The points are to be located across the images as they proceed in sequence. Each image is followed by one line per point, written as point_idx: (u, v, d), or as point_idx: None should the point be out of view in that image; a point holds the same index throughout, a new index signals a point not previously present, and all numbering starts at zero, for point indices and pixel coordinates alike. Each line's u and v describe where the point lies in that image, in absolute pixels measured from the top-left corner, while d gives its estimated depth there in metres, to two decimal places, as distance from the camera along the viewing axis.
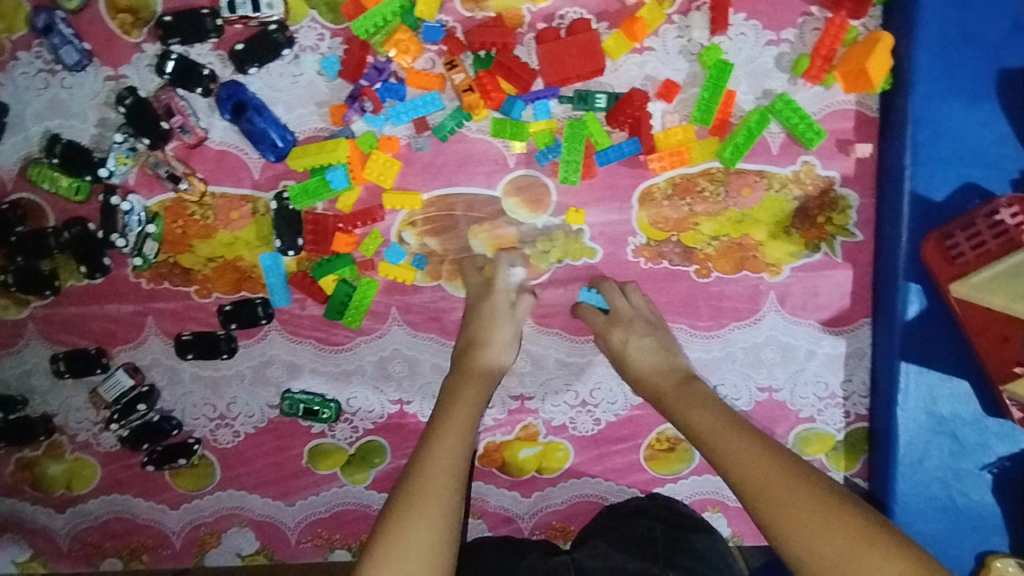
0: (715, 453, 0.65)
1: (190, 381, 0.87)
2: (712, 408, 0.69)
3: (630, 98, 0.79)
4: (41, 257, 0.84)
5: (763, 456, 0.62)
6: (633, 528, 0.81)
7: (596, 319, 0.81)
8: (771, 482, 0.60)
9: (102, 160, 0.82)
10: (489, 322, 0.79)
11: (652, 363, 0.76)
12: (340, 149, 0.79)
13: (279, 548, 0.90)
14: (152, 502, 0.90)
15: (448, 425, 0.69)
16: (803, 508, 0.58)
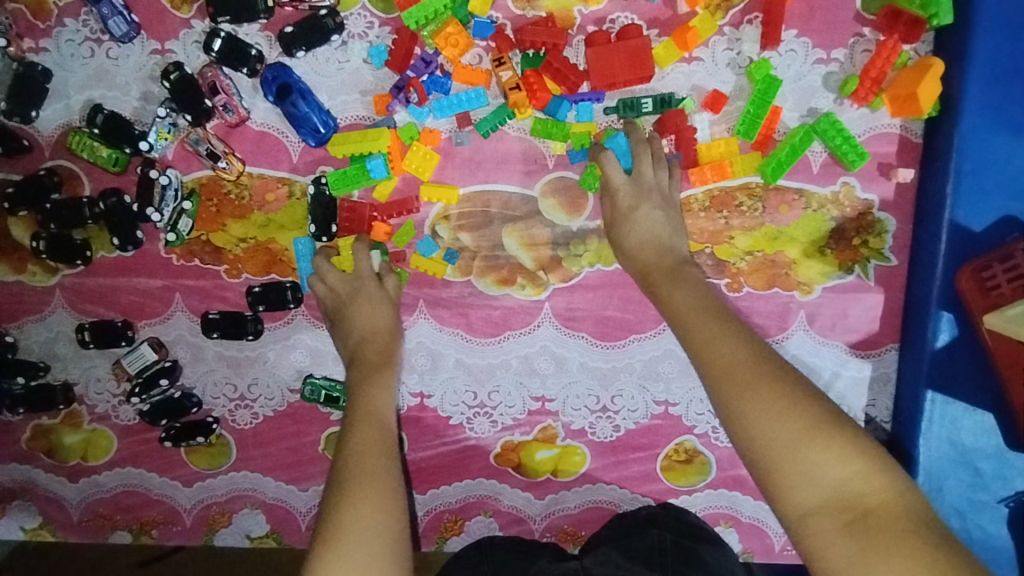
0: (689, 336, 0.66)
1: (212, 360, 0.87)
2: (695, 293, 0.70)
3: (672, 113, 0.79)
4: (74, 226, 0.84)
5: (739, 343, 0.63)
6: (644, 536, 0.80)
7: (617, 176, 0.77)
8: (740, 367, 0.61)
9: (143, 133, 0.82)
10: (370, 312, 0.80)
11: (649, 238, 0.76)
12: (382, 138, 0.80)
13: (288, 532, 0.90)
14: (166, 478, 0.89)
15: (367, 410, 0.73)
16: (765, 393, 0.59)
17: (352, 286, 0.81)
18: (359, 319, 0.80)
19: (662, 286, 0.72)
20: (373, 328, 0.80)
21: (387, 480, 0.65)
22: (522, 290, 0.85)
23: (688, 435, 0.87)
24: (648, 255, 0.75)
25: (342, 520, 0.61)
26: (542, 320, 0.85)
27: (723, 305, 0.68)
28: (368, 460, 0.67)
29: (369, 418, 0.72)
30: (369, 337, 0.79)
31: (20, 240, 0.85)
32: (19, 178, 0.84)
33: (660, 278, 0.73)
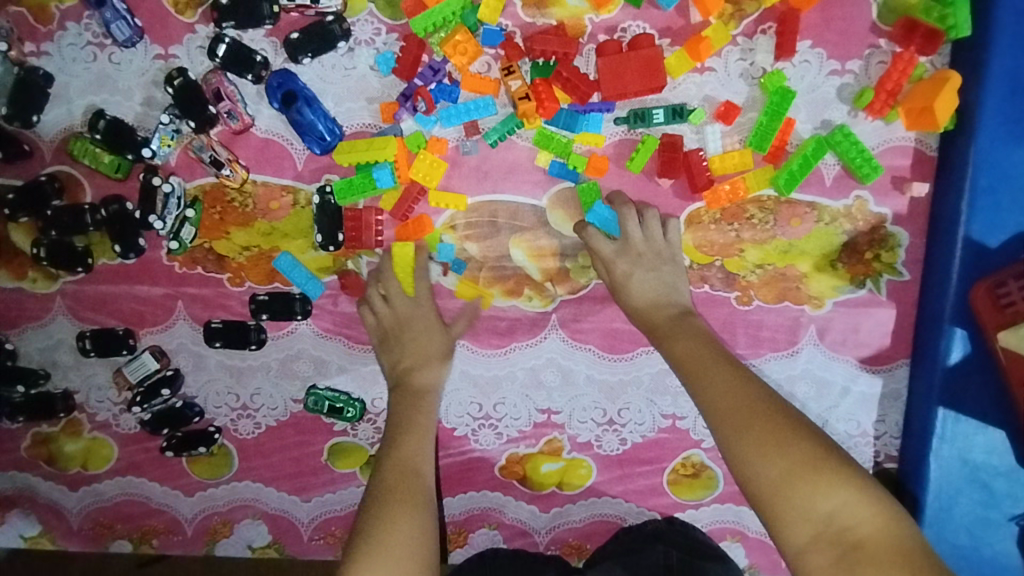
0: (690, 376, 0.67)
1: (215, 369, 0.86)
2: (697, 339, 0.71)
3: (671, 143, 0.78)
4: (75, 233, 0.83)
5: (737, 385, 0.64)
6: (649, 553, 0.79)
7: (604, 245, 0.78)
8: (736, 405, 0.62)
9: (146, 139, 0.80)
10: (422, 338, 0.81)
11: (649, 294, 0.77)
12: (389, 148, 0.78)
13: (290, 543, 0.89)
14: (167, 487, 0.88)
15: (406, 432, 0.74)
16: (759, 428, 0.59)
17: (417, 308, 0.82)
18: (412, 343, 0.81)
19: (665, 331, 0.73)
20: (428, 353, 0.81)
21: (420, 500, 0.66)
22: (529, 303, 0.84)
23: (696, 449, 0.86)
24: (648, 300, 0.76)
25: (381, 530, 0.62)
26: (548, 332, 0.84)
27: (723, 350, 0.69)
28: (404, 479, 0.68)
29: (409, 438, 0.74)
30: (427, 363, 0.81)
31: (21, 246, 0.84)
32: (20, 183, 0.83)
33: (663, 323, 0.74)
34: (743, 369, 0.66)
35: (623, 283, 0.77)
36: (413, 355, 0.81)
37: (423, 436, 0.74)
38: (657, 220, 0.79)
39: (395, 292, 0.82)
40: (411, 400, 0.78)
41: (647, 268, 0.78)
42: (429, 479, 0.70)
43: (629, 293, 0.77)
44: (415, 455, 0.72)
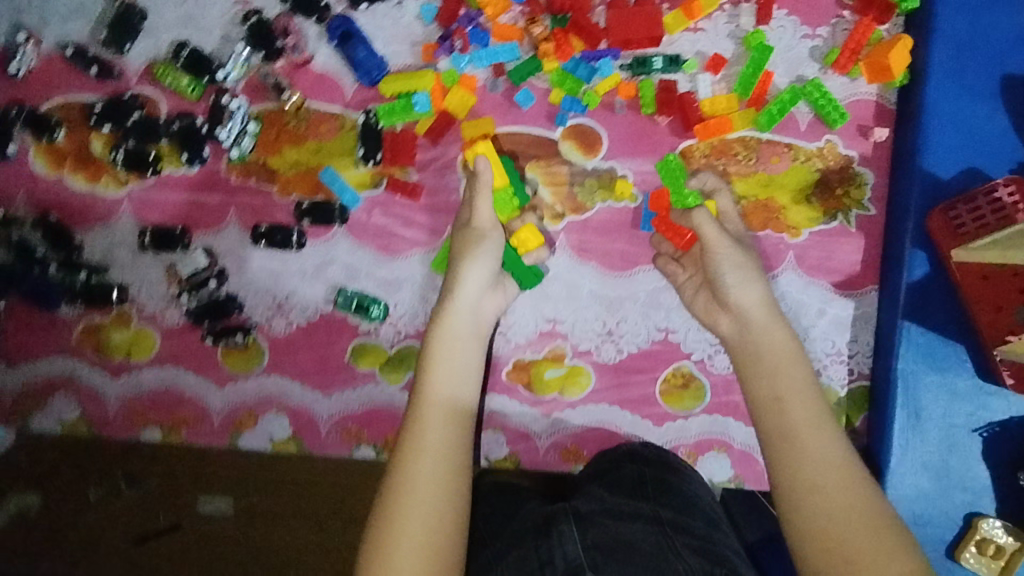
0: (781, 434, 0.74)
1: (257, 270, 0.96)
2: (779, 392, 0.77)
3: (667, 87, 0.93)
4: (150, 141, 0.95)
5: (810, 455, 0.72)
6: (623, 469, 0.88)
7: (725, 199, 0.89)
8: (830, 483, 0.70)
9: (220, 65, 0.94)
10: (459, 241, 0.88)
11: (748, 300, 0.83)
12: (426, 79, 0.93)
13: (308, 437, 0.96)
14: (202, 378, 0.96)
15: (427, 402, 0.78)
16: (850, 503, 0.69)
17: (464, 257, 0.86)
18: (459, 245, 0.87)
19: (759, 364, 0.79)
20: (461, 248, 0.86)
21: (429, 485, 0.72)
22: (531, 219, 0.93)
23: (686, 360, 0.95)
24: (753, 322, 0.82)
25: (392, 515, 0.71)
26: (556, 249, 0.95)
27: (806, 409, 0.75)
28: (425, 457, 0.74)
29: (441, 421, 0.77)
30: (460, 333, 0.82)
31: (98, 154, 0.96)
32: (105, 99, 0.95)
33: (767, 359, 0.79)
34: (844, 439, 0.74)
35: (732, 288, 0.83)
36: (448, 313, 0.83)
37: (460, 420, 0.77)
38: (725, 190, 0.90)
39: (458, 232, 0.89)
40: (438, 370, 0.80)
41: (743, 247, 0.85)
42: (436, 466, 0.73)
43: (735, 293, 0.83)
44: (450, 447, 0.75)
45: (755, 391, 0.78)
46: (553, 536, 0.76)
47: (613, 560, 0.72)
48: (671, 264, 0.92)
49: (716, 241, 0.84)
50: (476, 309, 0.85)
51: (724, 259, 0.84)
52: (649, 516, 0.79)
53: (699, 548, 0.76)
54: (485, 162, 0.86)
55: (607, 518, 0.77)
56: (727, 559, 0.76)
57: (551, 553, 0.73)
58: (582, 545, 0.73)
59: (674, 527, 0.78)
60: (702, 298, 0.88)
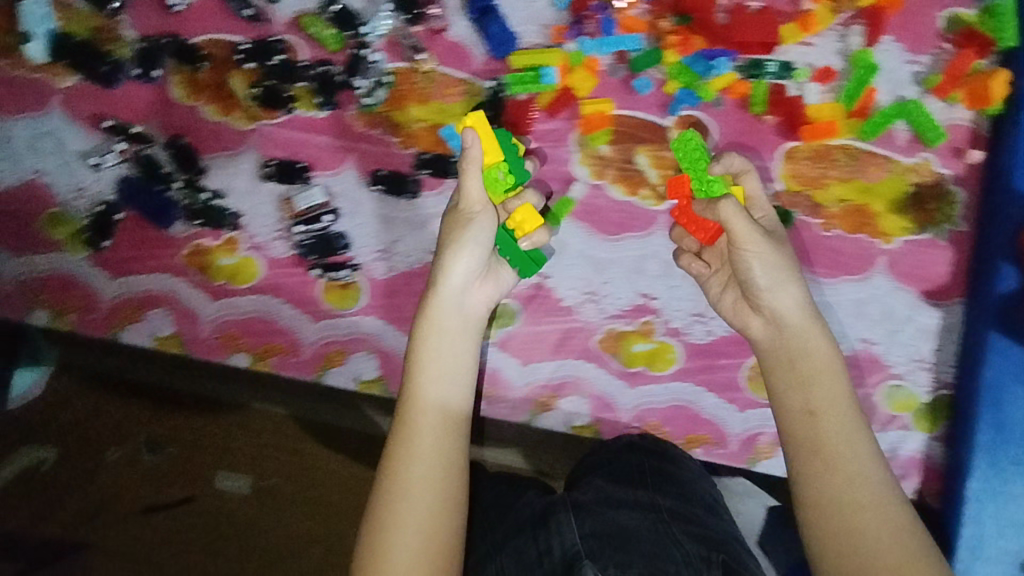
0: (813, 454, 0.80)
1: (367, 214, 0.99)
2: (796, 409, 0.83)
3: (779, 90, 0.99)
4: (287, 82, 1.00)
5: (818, 479, 0.79)
6: (626, 460, 0.94)
7: (752, 180, 0.91)
8: (851, 508, 0.77)
9: (365, 22, 1.00)
10: (456, 221, 0.91)
11: (789, 303, 0.84)
12: (555, 56, 0.97)
13: (393, 380, 1.00)
14: (298, 311, 1.00)
15: (417, 399, 0.87)
16: (880, 528, 0.76)
17: (450, 245, 0.90)
18: (457, 222, 0.90)
19: (800, 371, 0.84)
20: (462, 227, 0.89)
21: (421, 476, 0.82)
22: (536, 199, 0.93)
23: None
24: (787, 325, 0.85)
25: (391, 505, 0.80)
26: (655, 228, 0.98)
27: (824, 427, 0.81)
28: (416, 453, 0.83)
29: (424, 424, 0.85)
30: (443, 332, 0.89)
31: (235, 90, 1.00)
32: (250, 40, 1.00)
33: (806, 370, 0.83)
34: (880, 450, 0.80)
35: (765, 292, 0.84)
36: (431, 308, 0.89)
37: (448, 421, 0.86)
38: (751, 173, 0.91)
39: (449, 215, 0.92)
40: (427, 368, 0.88)
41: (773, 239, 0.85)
42: (418, 459, 0.83)
43: (764, 299, 0.85)
44: (438, 448, 0.84)
45: (791, 406, 0.83)
46: (550, 525, 0.84)
47: (610, 542, 0.79)
48: (696, 261, 0.93)
49: (745, 237, 0.82)
50: (461, 300, 0.91)
51: (753, 254, 0.83)
52: (645, 504, 0.86)
53: (694, 532, 0.82)
54: (472, 136, 0.86)
55: (606, 507, 0.84)
56: (723, 543, 0.82)
57: (551, 542, 0.81)
58: (580, 533, 0.80)
59: (672, 514, 0.84)
60: (731, 297, 0.90)
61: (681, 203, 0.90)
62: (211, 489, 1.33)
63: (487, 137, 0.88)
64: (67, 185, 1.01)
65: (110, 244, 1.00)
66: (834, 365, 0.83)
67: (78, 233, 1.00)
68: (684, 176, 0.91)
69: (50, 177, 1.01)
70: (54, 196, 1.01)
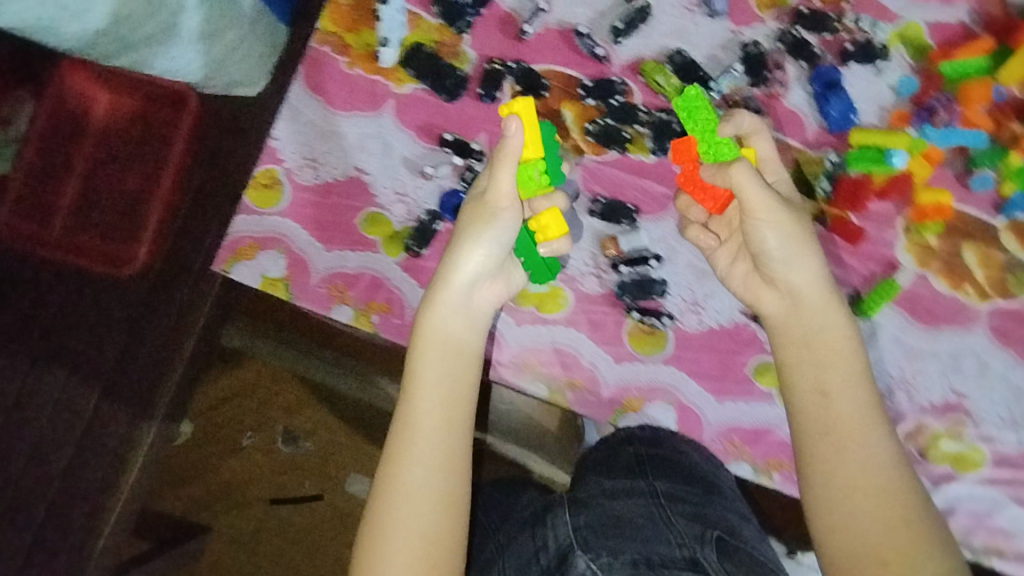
0: (825, 432, 0.76)
1: (682, 265, 0.98)
2: (808, 401, 0.79)
3: None
4: (625, 124, 1.01)
5: (840, 470, 0.75)
6: (620, 454, 0.90)
7: (767, 147, 0.88)
8: (873, 496, 0.73)
9: (711, 78, 1.02)
10: (476, 205, 0.86)
11: (808, 278, 0.82)
12: (898, 138, 0.96)
13: (690, 438, 0.96)
14: (601, 349, 0.98)
15: (416, 373, 0.81)
16: (884, 518, 0.72)
17: (467, 237, 0.84)
18: (473, 207, 0.86)
19: (817, 352, 0.80)
20: (483, 205, 0.84)
21: (417, 453, 0.77)
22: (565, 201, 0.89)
23: None
24: (805, 303, 0.82)
25: (386, 491, 0.75)
26: (976, 326, 0.96)
27: (842, 418, 0.76)
28: (411, 438, 0.77)
29: (426, 420, 0.78)
30: (446, 329, 0.83)
31: (568, 122, 1.02)
32: (590, 79, 1.03)
33: (822, 348, 0.80)
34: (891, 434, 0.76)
35: (785, 277, 0.82)
36: (436, 304, 0.83)
37: (448, 416, 0.79)
38: (767, 137, 0.88)
39: (472, 206, 0.87)
40: (427, 339, 0.82)
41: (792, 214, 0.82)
42: (418, 438, 0.77)
43: (789, 280, 0.82)
44: (435, 427, 0.78)
45: (803, 384, 0.79)
46: (550, 521, 0.82)
47: (606, 533, 0.78)
48: (705, 234, 0.91)
49: (760, 207, 0.80)
50: (468, 297, 0.85)
51: (767, 223, 0.81)
52: (646, 490, 0.83)
53: (695, 514, 0.80)
54: (515, 126, 0.79)
55: (603, 497, 0.82)
56: (719, 519, 0.81)
57: (547, 538, 0.79)
58: (573, 526, 0.79)
59: (671, 497, 0.82)
60: (741, 272, 0.88)
61: (688, 167, 0.87)
62: (345, 492, 1.34)
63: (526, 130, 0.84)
64: (389, 188, 1.03)
65: (425, 252, 1.00)
66: (851, 347, 0.80)
67: (396, 237, 1.01)
68: (692, 140, 0.86)
69: (373, 175, 1.03)
70: (375, 196, 1.03)
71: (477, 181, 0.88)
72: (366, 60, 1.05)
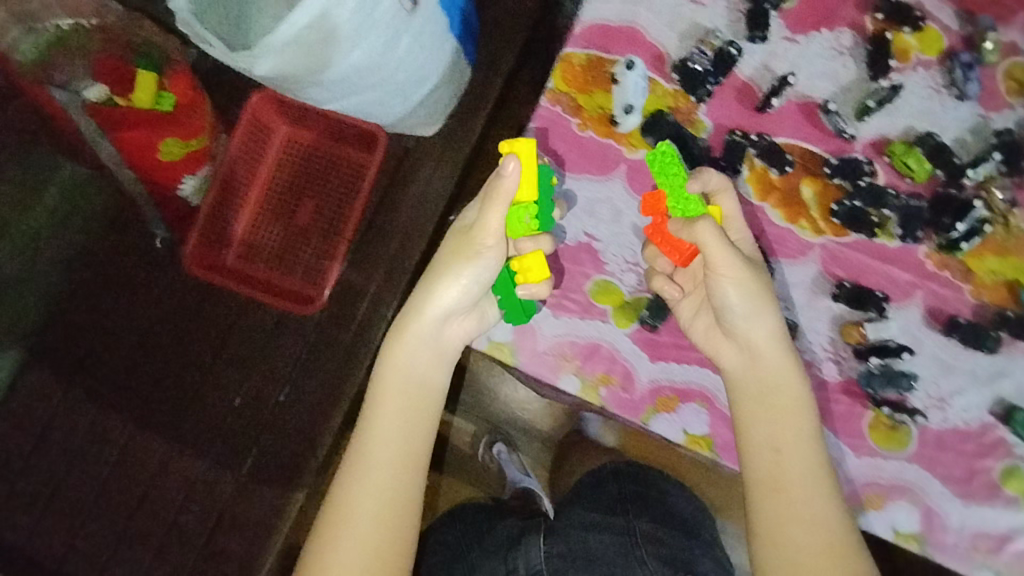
0: (772, 489, 0.81)
1: (928, 357, 0.95)
2: (750, 452, 0.84)
3: None
4: (874, 207, 0.97)
5: (772, 522, 0.80)
6: (607, 487, 1.14)
7: (729, 204, 0.90)
8: (808, 553, 0.79)
9: (965, 165, 0.97)
10: (451, 250, 0.90)
11: (762, 334, 0.86)
12: None
13: (933, 539, 0.93)
14: (840, 442, 0.95)
15: (380, 412, 0.87)
16: (810, 550, 0.79)
17: (446, 273, 0.89)
18: (449, 249, 0.90)
19: (771, 406, 0.84)
20: (456, 246, 0.90)
21: (375, 488, 0.83)
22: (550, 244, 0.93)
23: None
24: (761, 356, 0.86)
25: (338, 525, 0.82)
26: None
27: (784, 474, 0.82)
28: (370, 476, 0.84)
29: (394, 433, 0.86)
30: (416, 361, 0.90)
31: (807, 200, 0.99)
32: (834, 157, 0.99)
33: (776, 403, 0.84)
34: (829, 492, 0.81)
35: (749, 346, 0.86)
36: (411, 332, 0.90)
37: (414, 433, 0.87)
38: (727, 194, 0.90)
39: (456, 235, 0.91)
40: (393, 381, 0.88)
41: (758, 281, 0.85)
42: (376, 476, 0.84)
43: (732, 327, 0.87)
44: (391, 465, 0.84)
45: (758, 439, 0.84)
46: (522, 546, 1.03)
47: (575, 567, 0.97)
48: (668, 286, 0.93)
49: (726, 267, 0.83)
50: (439, 329, 0.91)
51: (731, 281, 0.84)
52: (623, 528, 1.04)
53: (663, 556, 0.99)
54: (513, 167, 0.83)
55: (582, 533, 1.03)
56: (689, 561, 1.00)
57: (517, 561, 1.00)
58: (546, 554, 0.99)
59: (648, 537, 1.03)
60: (703, 324, 0.92)
61: (658, 220, 0.90)
62: None
63: (522, 173, 0.87)
64: (620, 257, 1.00)
65: (658, 328, 0.98)
66: (803, 406, 0.84)
67: (627, 307, 0.99)
68: (661, 194, 0.89)
69: (603, 243, 1.01)
70: (605, 264, 1.00)
71: (466, 214, 0.92)
72: (598, 122, 1.03)
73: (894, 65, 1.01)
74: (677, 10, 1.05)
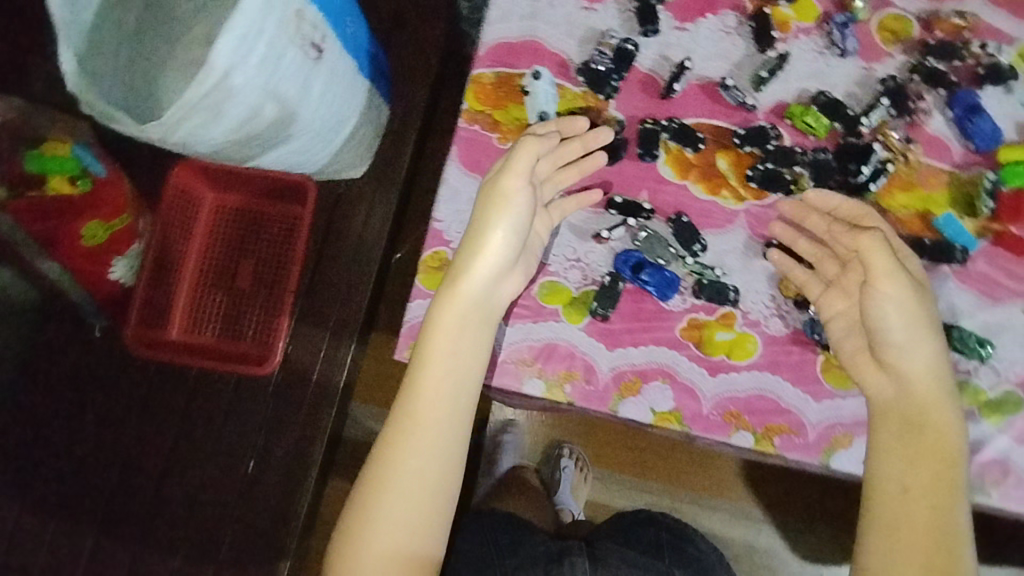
0: (913, 419, 0.85)
1: None
2: (924, 434, 0.84)
3: None
4: (785, 166, 1.04)
5: (946, 462, 0.83)
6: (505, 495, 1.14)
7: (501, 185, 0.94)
8: (928, 503, 0.81)
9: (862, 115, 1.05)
10: (482, 231, 0.90)
11: (929, 356, 0.86)
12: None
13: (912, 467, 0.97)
14: (801, 390, 1.00)
15: (421, 396, 0.87)
16: (922, 477, 0.82)
17: (477, 251, 0.90)
18: (473, 235, 0.91)
19: (937, 385, 0.86)
20: (500, 194, 0.90)
21: (422, 476, 0.85)
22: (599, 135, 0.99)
23: None
24: (913, 385, 0.86)
25: (373, 498, 0.84)
26: None
27: (946, 434, 0.84)
28: (421, 445, 0.85)
29: (418, 450, 0.85)
30: (454, 350, 0.89)
31: (725, 170, 1.06)
32: (741, 128, 1.06)
33: (922, 400, 0.85)
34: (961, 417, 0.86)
35: (896, 349, 0.86)
36: (456, 300, 0.89)
37: (436, 491, 0.85)
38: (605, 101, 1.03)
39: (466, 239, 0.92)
40: (433, 370, 0.88)
41: (919, 290, 0.86)
42: (412, 460, 0.84)
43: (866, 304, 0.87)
44: (435, 443, 0.86)
45: (907, 375, 0.86)
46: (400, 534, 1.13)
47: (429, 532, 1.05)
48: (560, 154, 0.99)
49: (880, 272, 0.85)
50: (484, 300, 0.91)
51: (891, 301, 0.85)
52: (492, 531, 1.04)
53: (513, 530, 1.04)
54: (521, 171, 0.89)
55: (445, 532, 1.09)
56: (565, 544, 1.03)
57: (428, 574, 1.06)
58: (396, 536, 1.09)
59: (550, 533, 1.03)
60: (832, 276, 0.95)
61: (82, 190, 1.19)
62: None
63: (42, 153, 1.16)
64: (561, 254, 1.04)
65: (608, 316, 1.02)
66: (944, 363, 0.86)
67: (576, 302, 1.03)
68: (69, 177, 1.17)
69: None
70: (548, 265, 1.04)
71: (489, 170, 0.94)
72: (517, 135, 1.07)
73: (778, 35, 1.08)
74: (570, 18, 1.10)
